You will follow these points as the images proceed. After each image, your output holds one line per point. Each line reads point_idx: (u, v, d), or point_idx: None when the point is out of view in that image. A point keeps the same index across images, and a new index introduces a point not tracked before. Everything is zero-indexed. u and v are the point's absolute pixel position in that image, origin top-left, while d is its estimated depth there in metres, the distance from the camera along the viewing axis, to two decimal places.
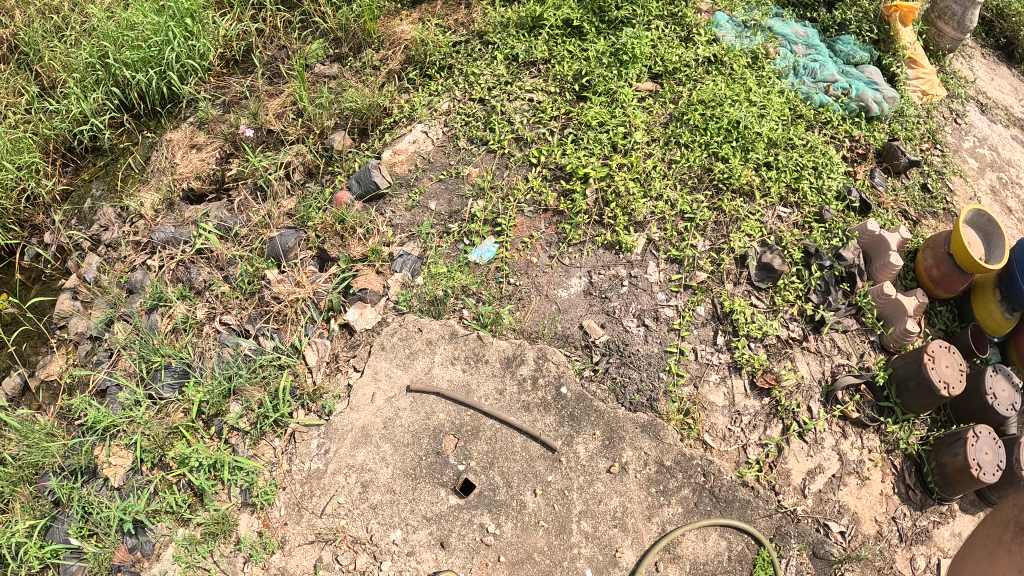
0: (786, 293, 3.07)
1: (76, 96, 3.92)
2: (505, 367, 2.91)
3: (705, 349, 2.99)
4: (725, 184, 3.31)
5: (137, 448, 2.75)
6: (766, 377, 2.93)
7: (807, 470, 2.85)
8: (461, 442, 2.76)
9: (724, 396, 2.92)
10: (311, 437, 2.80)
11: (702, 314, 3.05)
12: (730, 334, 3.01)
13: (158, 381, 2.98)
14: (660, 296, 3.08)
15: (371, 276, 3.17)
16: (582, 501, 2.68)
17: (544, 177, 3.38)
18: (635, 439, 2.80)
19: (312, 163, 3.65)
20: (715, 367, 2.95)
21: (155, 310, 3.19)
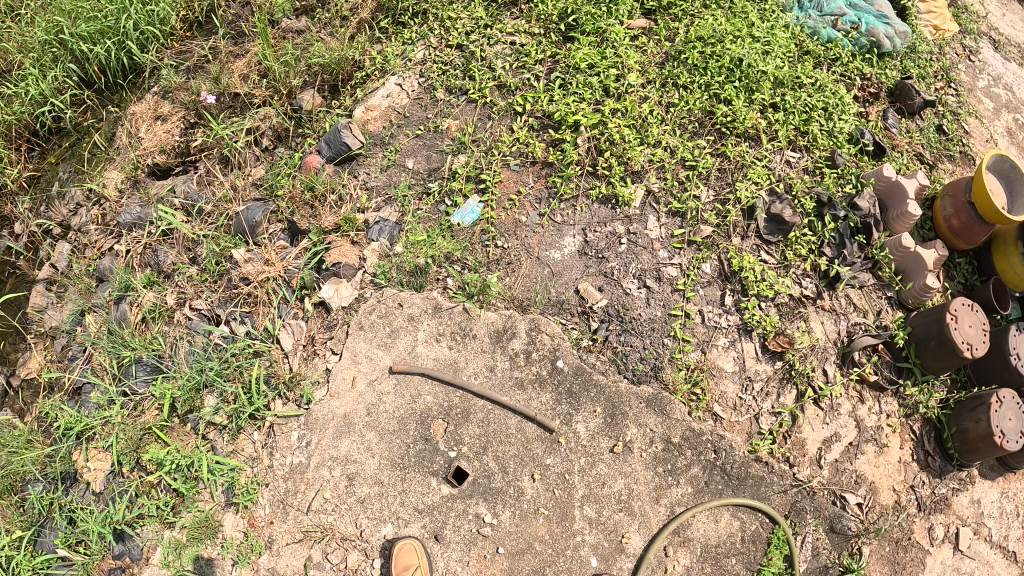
0: (798, 247, 2.85)
1: (34, 77, 3.55)
2: (495, 342, 2.63)
3: (712, 310, 2.75)
4: (729, 127, 3.02)
5: (113, 451, 2.59)
6: (779, 340, 2.71)
7: (823, 438, 2.67)
8: (451, 427, 2.52)
9: (734, 361, 2.71)
10: (290, 429, 2.59)
11: (707, 272, 2.79)
12: (740, 294, 2.78)
13: (130, 376, 2.78)
14: (662, 254, 2.79)
15: (346, 248, 2.84)
16: (584, 484, 2.47)
17: (530, 127, 3.05)
18: (640, 416, 2.56)
19: (281, 126, 3.39)
20: (723, 330, 2.73)
21: (124, 300, 2.95)
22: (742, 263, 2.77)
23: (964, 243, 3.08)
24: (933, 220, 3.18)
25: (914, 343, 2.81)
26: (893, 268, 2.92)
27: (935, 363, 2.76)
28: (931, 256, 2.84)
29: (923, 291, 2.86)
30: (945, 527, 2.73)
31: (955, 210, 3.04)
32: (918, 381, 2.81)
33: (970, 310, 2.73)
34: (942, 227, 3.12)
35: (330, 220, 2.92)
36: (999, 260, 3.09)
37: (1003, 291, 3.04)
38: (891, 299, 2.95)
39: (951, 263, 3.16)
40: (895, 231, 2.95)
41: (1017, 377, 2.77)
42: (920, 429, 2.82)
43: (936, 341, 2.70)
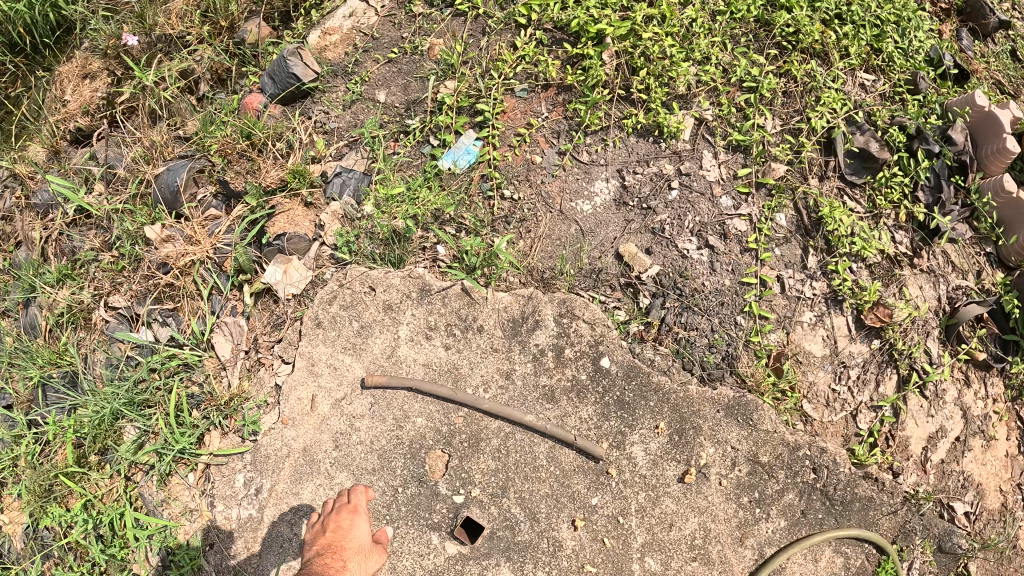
0: (890, 191, 2.12)
1: None
2: (511, 336, 1.84)
3: (792, 274, 2.05)
4: (792, 41, 2.18)
5: (23, 503, 2.01)
6: (878, 313, 2.03)
7: (928, 436, 2.02)
8: (455, 461, 1.77)
9: (824, 343, 2.03)
10: (235, 472, 1.89)
11: (784, 225, 2.07)
12: (825, 253, 2.06)
13: (43, 401, 2.15)
14: (725, 202, 2.04)
15: (298, 213, 2.11)
16: (645, 528, 1.75)
17: (537, 40, 2.17)
18: (718, 430, 1.81)
19: (219, 65, 2.62)
20: (809, 301, 2.04)
21: (31, 303, 2.30)
22: (830, 212, 2.04)
23: None
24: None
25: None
26: (994, 218, 2.17)
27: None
28: None
29: None
30: None
31: None
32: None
33: None
34: None
35: (274, 175, 2.16)
36: None
37: None
38: (991, 257, 2.20)
39: None
40: (992, 172, 2.19)
41: None
42: None
43: None
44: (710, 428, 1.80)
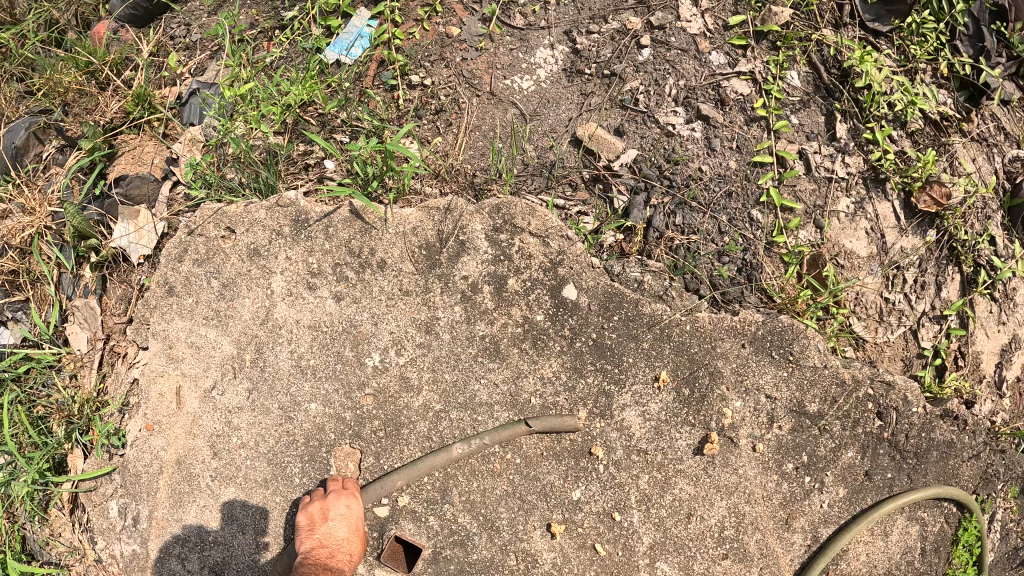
0: (926, 36, 1.53)
1: None
2: (429, 270, 1.28)
3: (817, 148, 1.47)
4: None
5: None
6: (934, 196, 1.47)
7: (1003, 347, 1.50)
8: (372, 458, 1.26)
9: (870, 238, 1.47)
10: (106, 498, 1.32)
11: (798, 84, 1.49)
12: (857, 117, 1.48)
13: None
14: (715, 58, 1.48)
15: (147, 148, 1.59)
16: (651, 521, 1.24)
17: None
18: (743, 372, 1.26)
19: None
20: (844, 185, 1.47)
21: None
22: (860, 59, 1.47)
23: None
24: None
25: None
26: None
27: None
28: None
29: None
30: None
31: None
32: None
33: None
34: None
35: (115, 106, 1.62)
36: None
37: None
38: None
39: None
40: None
41: None
42: None
43: None
44: (732, 371, 1.26)
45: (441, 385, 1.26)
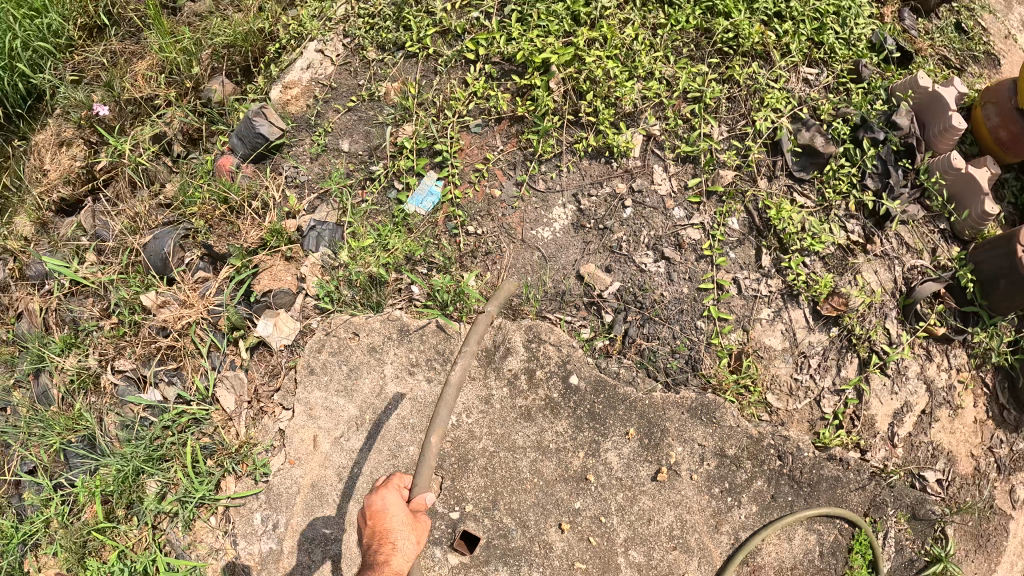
0: (838, 184, 2.20)
1: None
2: (487, 363, 2.00)
3: (747, 274, 2.14)
4: (732, 46, 2.28)
5: (59, 561, 2.13)
6: (833, 303, 2.13)
7: (894, 412, 2.17)
8: (448, 481, 1.93)
9: (784, 335, 2.13)
10: (252, 511, 2.03)
11: (736, 229, 2.17)
12: (778, 251, 2.15)
13: (65, 465, 2.28)
14: (677, 213, 2.17)
15: (279, 267, 2.26)
16: (626, 524, 1.92)
17: (490, 74, 2.30)
18: (685, 429, 1.97)
19: (192, 127, 2.81)
20: (766, 299, 2.13)
21: (41, 372, 2.41)
22: (778, 211, 2.14)
23: (1013, 156, 2.57)
24: (975, 132, 2.63)
25: (979, 282, 2.23)
26: (943, 195, 2.29)
27: (1005, 303, 2.19)
28: (987, 174, 2.24)
29: (982, 217, 2.24)
30: None
31: (1003, 119, 2.52)
32: (988, 326, 2.25)
33: None
34: (988, 140, 2.59)
35: (253, 235, 2.28)
36: None
37: None
38: (943, 231, 2.32)
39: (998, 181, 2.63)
40: (940, 151, 2.30)
41: None
42: (991, 380, 2.32)
43: (1009, 279, 2.12)
44: (678, 428, 1.97)
45: (495, 435, 1.95)
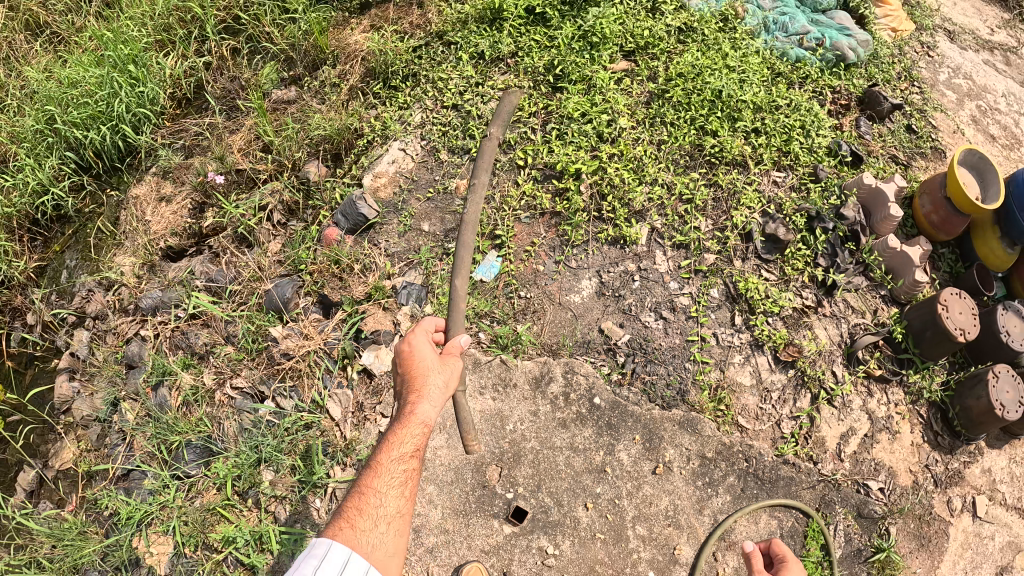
0: (795, 262, 2.99)
1: (31, 167, 3.79)
2: (535, 388, 2.76)
3: (724, 332, 2.87)
4: (718, 157, 3.21)
5: (177, 533, 2.69)
6: (789, 351, 2.83)
7: (840, 434, 2.79)
8: (505, 470, 2.62)
9: (751, 375, 2.83)
10: None
11: (716, 297, 2.93)
12: (747, 313, 2.90)
13: (180, 460, 2.88)
14: (672, 286, 2.96)
15: (379, 314, 3.10)
16: (634, 506, 2.60)
17: (534, 179, 3.23)
18: (675, 437, 2.70)
19: (291, 200, 3.53)
20: (738, 348, 2.85)
21: (162, 384, 3.06)
22: (747, 284, 2.91)
23: (945, 236, 3.24)
24: (914, 218, 3.34)
25: (911, 334, 2.90)
26: (883, 268, 3.03)
27: (934, 350, 2.85)
28: (917, 253, 2.96)
29: (914, 285, 2.97)
30: (961, 497, 2.85)
31: (934, 206, 3.21)
32: (920, 369, 2.91)
33: (959, 298, 2.82)
34: (924, 223, 3.28)
35: (360, 290, 3.13)
36: (978, 244, 3.27)
37: (986, 274, 3.21)
38: (885, 296, 3.05)
39: (935, 255, 3.33)
40: (881, 234, 3.07)
41: (1008, 351, 2.86)
42: (926, 412, 2.93)
43: (932, 330, 2.79)
44: (670, 437, 2.70)
45: (540, 438, 2.68)
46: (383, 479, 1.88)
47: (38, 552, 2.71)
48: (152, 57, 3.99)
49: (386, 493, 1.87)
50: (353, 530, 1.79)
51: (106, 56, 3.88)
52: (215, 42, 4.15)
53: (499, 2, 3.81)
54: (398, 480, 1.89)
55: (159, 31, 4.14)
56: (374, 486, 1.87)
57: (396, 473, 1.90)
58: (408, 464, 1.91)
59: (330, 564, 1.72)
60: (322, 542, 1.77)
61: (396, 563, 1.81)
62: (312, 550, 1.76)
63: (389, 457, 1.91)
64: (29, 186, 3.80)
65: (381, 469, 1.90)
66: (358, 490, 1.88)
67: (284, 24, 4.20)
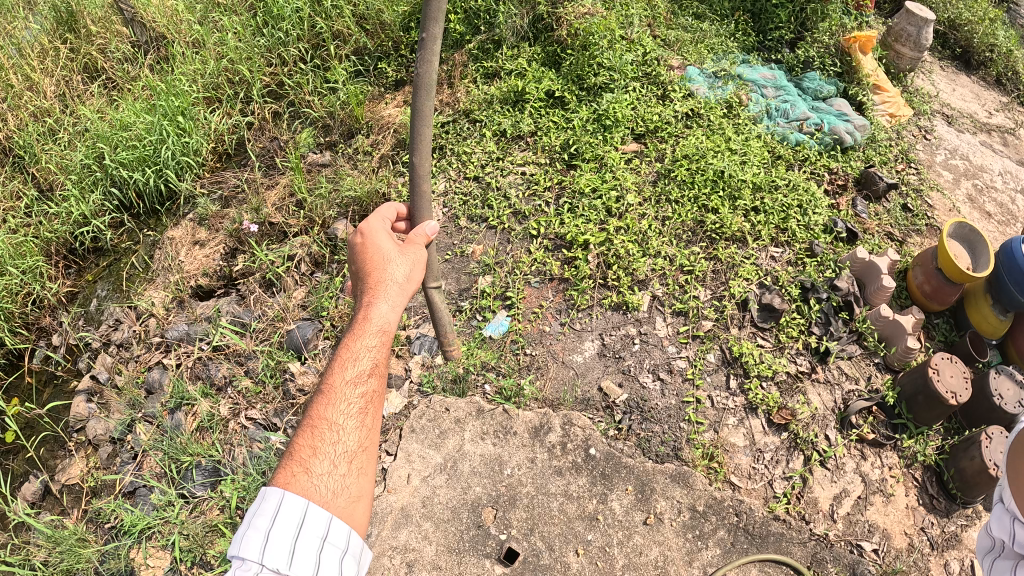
0: (789, 330, 3.16)
1: (76, 198, 4.10)
2: (534, 437, 2.83)
3: (720, 394, 3.01)
4: (718, 234, 3.47)
5: (176, 548, 2.76)
6: (782, 414, 2.94)
7: (833, 495, 2.82)
8: (501, 512, 2.63)
9: (744, 436, 2.92)
10: None
11: (712, 361, 3.09)
12: (742, 377, 3.05)
13: (189, 480, 3.02)
14: (671, 350, 3.14)
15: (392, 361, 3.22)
16: (624, 555, 2.54)
17: (545, 248, 3.49)
18: (666, 490, 2.71)
19: (318, 253, 3.77)
20: (732, 410, 2.97)
21: (179, 409, 3.24)
22: (743, 349, 3.07)
23: (938, 304, 3.37)
24: (908, 289, 3.49)
25: (904, 399, 3.00)
26: (876, 336, 3.20)
27: (927, 414, 2.94)
28: (909, 321, 3.13)
29: (906, 352, 3.11)
30: (960, 561, 2.77)
31: (925, 276, 3.36)
32: (914, 434, 2.97)
33: (951, 362, 2.94)
34: (917, 293, 3.42)
35: None
36: (972, 314, 3.38)
37: (979, 340, 3.28)
38: (879, 364, 3.19)
39: (929, 324, 3.45)
40: (875, 304, 3.25)
41: (1001, 414, 2.94)
42: (921, 475, 2.95)
43: (924, 394, 2.90)
44: (662, 489, 2.71)
45: (538, 483, 2.70)
46: (338, 410, 1.81)
47: (35, 557, 2.81)
48: (200, 112, 4.36)
49: (342, 427, 1.79)
50: (308, 476, 1.71)
51: (158, 105, 4.23)
52: (258, 103, 4.52)
53: (523, 85, 4.12)
54: (356, 408, 1.82)
55: (208, 88, 4.52)
56: (329, 418, 1.79)
57: (351, 400, 1.83)
58: (364, 387, 1.86)
59: (284, 520, 1.62)
60: (274, 492, 1.67)
61: (360, 505, 1.74)
62: (260, 507, 1.66)
63: (342, 381, 1.85)
64: (71, 216, 4.11)
65: (333, 396, 1.83)
66: (309, 424, 1.79)
67: (324, 92, 4.52)
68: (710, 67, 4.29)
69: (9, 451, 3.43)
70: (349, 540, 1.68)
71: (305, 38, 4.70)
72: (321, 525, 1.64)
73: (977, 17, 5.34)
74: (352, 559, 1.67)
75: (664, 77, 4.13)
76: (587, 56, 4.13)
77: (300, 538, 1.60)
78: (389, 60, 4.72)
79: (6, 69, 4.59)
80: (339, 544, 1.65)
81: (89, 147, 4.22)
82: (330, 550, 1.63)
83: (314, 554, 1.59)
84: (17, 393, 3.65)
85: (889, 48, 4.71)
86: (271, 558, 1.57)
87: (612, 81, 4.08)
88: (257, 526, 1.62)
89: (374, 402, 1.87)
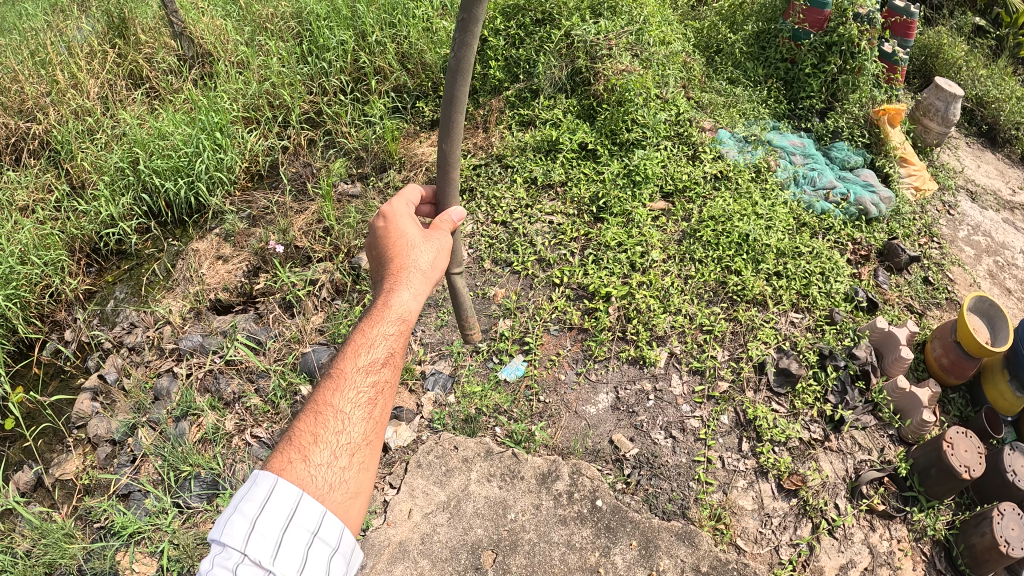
0: (805, 396, 3.16)
1: (105, 200, 4.19)
2: (541, 483, 2.83)
3: (730, 455, 3.01)
4: (740, 295, 3.49)
5: (164, 556, 2.75)
6: (792, 479, 2.94)
7: (839, 565, 2.79)
8: (500, 556, 2.61)
9: (753, 499, 2.90)
10: None
11: (725, 423, 3.10)
12: (755, 440, 3.05)
13: (186, 490, 3.01)
14: (684, 408, 3.15)
15: (405, 395, 3.24)
16: None
17: (567, 297, 3.54)
18: (670, 548, 2.67)
19: (340, 280, 3.81)
20: (742, 473, 2.96)
21: (184, 419, 3.25)
22: (757, 411, 3.07)
23: (956, 378, 3.37)
24: (926, 361, 3.48)
25: (916, 471, 2.99)
26: (892, 407, 3.19)
27: (939, 488, 2.92)
28: (925, 394, 3.14)
29: (920, 426, 3.10)
30: None
31: (943, 349, 3.36)
32: (924, 507, 2.95)
33: (964, 436, 2.93)
34: (934, 365, 3.42)
35: None
36: (988, 390, 3.37)
37: (995, 416, 3.26)
38: (893, 436, 3.18)
39: (945, 398, 3.44)
40: (892, 374, 3.27)
41: (1015, 491, 2.92)
42: (929, 549, 2.93)
43: (937, 467, 2.88)
44: (666, 546, 2.67)
45: (539, 531, 2.68)
46: (346, 398, 1.81)
47: (18, 547, 2.82)
48: (237, 131, 4.49)
49: (347, 416, 1.78)
50: (305, 464, 1.70)
51: (199, 119, 4.36)
52: (296, 129, 4.65)
53: (557, 135, 4.21)
54: (364, 399, 1.82)
55: (248, 109, 4.65)
56: (335, 406, 1.79)
57: (361, 389, 1.83)
58: (375, 377, 1.86)
59: (273, 509, 1.62)
60: (268, 477, 1.66)
61: (357, 502, 1.74)
62: (250, 491, 1.65)
63: (354, 368, 1.85)
64: (96, 216, 4.20)
65: (343, 383, 1.83)
66: (314, 409, 1.79)
67: (362, 126, 4.63)
68: (741, 131, 4.35)
69: (8, 437, 3.48)
70: (341, 538, 1.67)
71: (347, 70, 4.84)
72: (313, 519, 1.64)
73: (1005, 95, 5.40)
74: (342, 558, 1.67)
75: (695, 138, 4.22)
76: (621, 111, 4.21)
77: (289, 530, 1.60)
78: (427, 101, 4.84)
79: (54, 65, 4.70)
80: (330, 541, 1.65)
81: (122, 149, 4.32)
82: (319, 547, 1.63)
83: (301, 549, 1.60)
84: (24, 382, 3.71)
85: (916, 122, 4.78)
86: (254, 549, 1.57)
87: (644, 138, 4.15)
88: (244, 511, 1.62)
89: (384, 393, 1.87)
